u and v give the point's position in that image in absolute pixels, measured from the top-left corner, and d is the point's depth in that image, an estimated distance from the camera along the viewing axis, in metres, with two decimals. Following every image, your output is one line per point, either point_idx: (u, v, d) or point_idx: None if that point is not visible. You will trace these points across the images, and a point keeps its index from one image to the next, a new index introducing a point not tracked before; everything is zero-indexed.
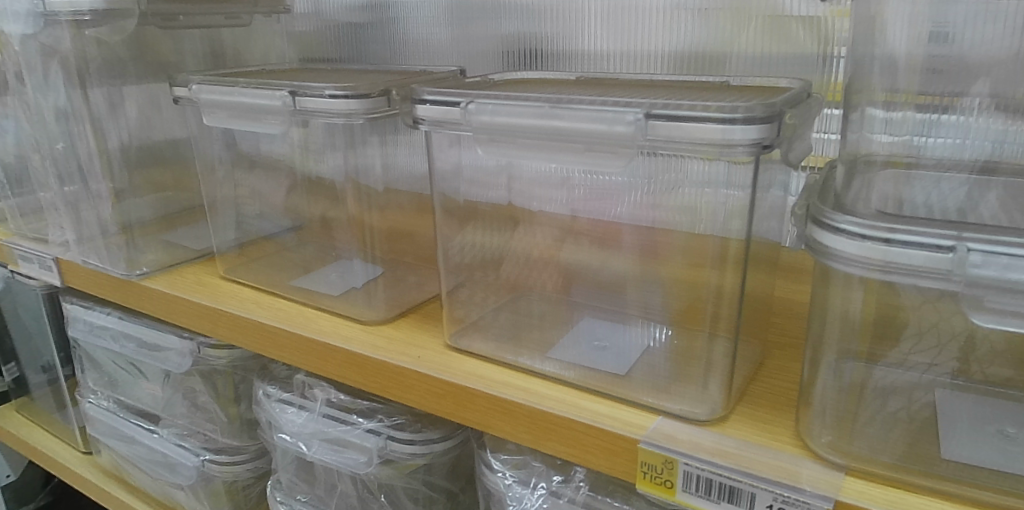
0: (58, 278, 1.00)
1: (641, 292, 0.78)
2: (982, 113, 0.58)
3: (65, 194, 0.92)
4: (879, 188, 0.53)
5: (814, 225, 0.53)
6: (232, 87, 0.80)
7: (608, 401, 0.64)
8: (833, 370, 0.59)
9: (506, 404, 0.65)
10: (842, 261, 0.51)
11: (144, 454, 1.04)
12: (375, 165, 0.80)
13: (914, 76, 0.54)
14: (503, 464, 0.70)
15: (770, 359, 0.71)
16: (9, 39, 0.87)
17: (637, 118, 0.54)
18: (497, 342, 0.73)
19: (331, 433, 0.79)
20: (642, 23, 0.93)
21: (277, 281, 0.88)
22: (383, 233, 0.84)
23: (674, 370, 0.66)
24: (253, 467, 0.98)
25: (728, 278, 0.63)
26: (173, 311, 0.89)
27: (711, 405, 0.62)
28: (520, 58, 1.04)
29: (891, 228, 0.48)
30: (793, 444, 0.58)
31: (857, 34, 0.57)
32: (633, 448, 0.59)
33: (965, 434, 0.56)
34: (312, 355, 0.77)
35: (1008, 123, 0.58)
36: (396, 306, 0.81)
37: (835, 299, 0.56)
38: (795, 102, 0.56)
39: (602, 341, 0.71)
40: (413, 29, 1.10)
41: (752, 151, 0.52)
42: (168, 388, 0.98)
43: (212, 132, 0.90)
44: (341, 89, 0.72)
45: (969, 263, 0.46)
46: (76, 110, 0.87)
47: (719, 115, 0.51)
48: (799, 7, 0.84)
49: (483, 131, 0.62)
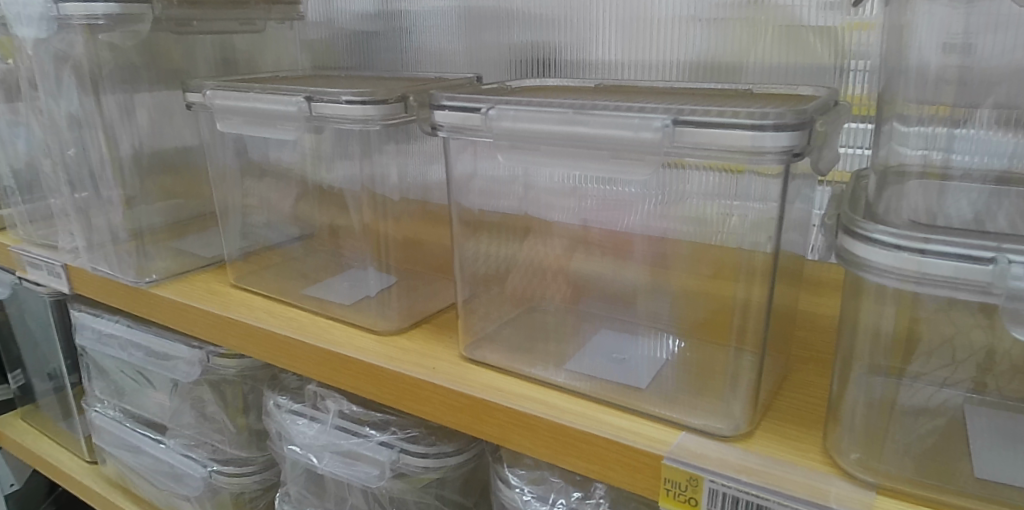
0: (66, 284, 0.99)
1: (655, 302, 0.76)
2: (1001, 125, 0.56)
3: (75, 200, 0.91)
4: (911, 200, 0.52)
5: (845, 235, 0.52)
6: (246, 93, 0.79)
7: (628, 415, 0.62)
8: (863, 386, 0.57)
9: (525, 418, 0.63)
10: (874, 272, 0.50)
11: (151, 464, 1.02)
12: (391, 173, 0.79)
13: (947, 88, 0.53)
14: (521, 480, 0.69)
15: (793, 373, 0.69)
16: (22, 44, 0.86)
17: (665, 124, 0.53)
18: (511, 354, 0.72)
19: (343, 446, 0.77)
20: (656, 32, 0.92)
21: (289, 290, 0.87)
22: (398, 241, 0.82)
23: (695, 384, 0.65)
24: (261, 479, 0.96)
25: (756, 291, 0.60)
26: (183, 319, 0.87)
27: (735, 421, 0.60)
28: (531, 67, 1.03)
29: (926, 238, 0.47)
30: (821, 462, 0.57)
31: (888, 44, 0.56)
32: (655, 464, 0.57)
33: (997, 453, 0.54)
34: (325, 365, 0.75)
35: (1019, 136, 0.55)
36: (410, 316, 0.80)
37: (867, 312, 0.55)
38: (824, 109, 0.55)
39: (621, 354, 0.69)
40: (426, 37, 1.09)
41: (783, 159, 0.51)
42: (176, 397, 0.97)
43: (225, 138, 0.89)
44: (358, 95, 0.70)
45: (1011, 275, 0.45)
46: (88, 116, 0.86)
47: (750, 122, 0.50)
48: (815, 17, 0.83)
49: (504, 137, 0.61)
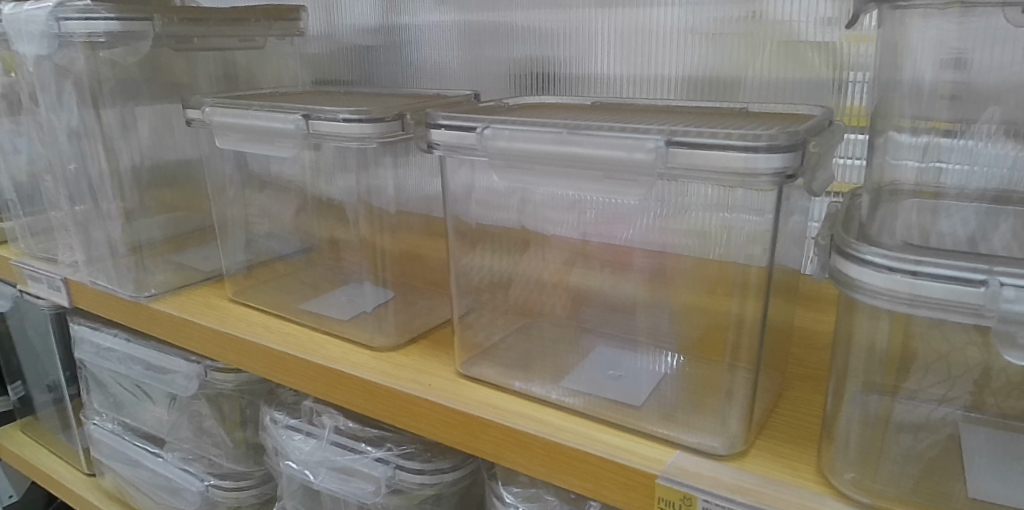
0: (66, 297, 0.99)
1: (653, 317, 0.76)
2: (989, 139, 0.55)
3: (75, 214, 0.92)
4: (905, 218, 0.52)
5: (838, 255, 0.52)
6: (245, 110, 0.79)
7: (623, 433, 0.62)
8: (858, 403, 0.57)
9: (520, 436, 0.63)
10: (866, 293, 0.50)
11: (148, 477, 1.02)
12: (387, 187, 0.79)
13: (939, 104, 0.52)
14: (515, 497, 0.69)
15: (789, 390, 0.70)
16: (24, 60, 0.87)
17: (658, 145, 0.53)
18: (507, 368, 0.72)
19: (338, 462, 0.77)
20: (654, 48, 0.92)
21: (287, 304, 0.87)
22: (395, 255, 0.82)
23: (691, 400, 0.65)
24: (258, 493, 0.96)
25: (750, 306, 0.61)
26: (181, 333, 0.87)
27: (730, 439, 0.60)
28: (531, 82, 1.03)
29: (918, 260, 0.47)
30: (816, 481, 0.57)
31: (880, 58, 0.55)
32: (649, 483, 0.58)
33: (991, 474, 0.54)
34: (322, 380, 0.75)
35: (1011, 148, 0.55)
36: (407, 331, 0.80)
37: (860, 330, 0.55)
38: (816, 130, 0.55)
39: (617, 370, 0.69)
40: (426, 52, 1.10)
41: (776, 181, 0.51)
42: (174, 411, 0.97)
43: (224, 153, 0.89)
44: (355, 113, 0.71)
45: (1002, 298, 0.45)
46: (88, 131, 0.87)
47: (742, 143, 0.50)
48: (813, 31, 0.84)
49: (498, 156, 0.61)
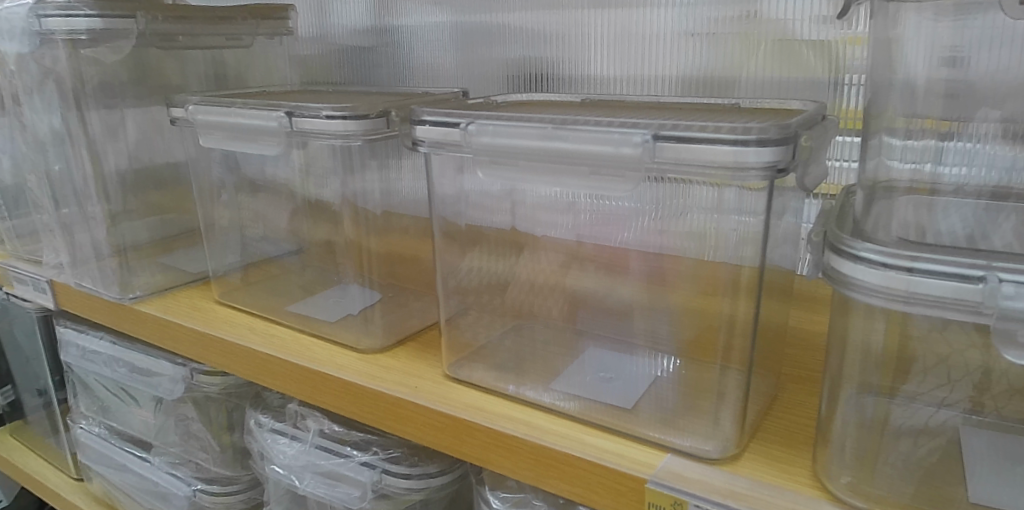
0: (51, 300, 0.98)
1: (649, 319, 0.74)
2: (990, 140, 0.54)
3: (59, 215, 0.90)
4: (900, 216, 0.50)
5: (832, 253, 0.51)
6: (229, 109, 0.78)
7: (614, 436, 0.61)
8: (854, 405, 0.55)
9: (507, 439, 0.62)
10: (863, 291, 0.48)
11: (136, 482, 1.01)
12: (374, 190, 0.78)
13: (935, 100, 0.51)
14: (503, 502, 0.68)
15: (784, 393, 0.68)
16: (4, 59, 0.85)
17: (645, 139, 0.52)
18: (498, 372, 0.70)
19: (324, 467, 0.76)
20: (649, 48, 0.91)
21: (274, 305, 0.86)
22: (381, 257, 0.81)
23: (684, 403, 0.63)
24: (246, 498, 0.95)
25: (742, 307, 0.59)
26: (166, 336, 0.86)
27: (723, 442, 0.58)
28: (525, 82, 1.01)
29: (914, 257, 0.46)
30: (810, 485, 0.55)
31: (873, 58, 0.53)
32: (640, 488, 0.56)
33: (992, 477, 0.52)
34: (307, 383, 0.74)
35: (1013, 150, 0.54)
36: (395, 333, 0.79)
37: (855, 329, 0.53)
38: (808, 124, 0.54)
39: (609, 372, 0.68)
40: (419, 52, 1.09)
41: (766, 175, 0.50)
42: (161, 414, 0.96)
43: (211, 154, 0.88)
44: (339, 110, 0.70)
45: (1001, 294, 0.43)
46: (71, 133, 0.85)
47: (731, 137, 0.49)
48: (810, 30, 0.82)
49: (484, 153, 0.60)
